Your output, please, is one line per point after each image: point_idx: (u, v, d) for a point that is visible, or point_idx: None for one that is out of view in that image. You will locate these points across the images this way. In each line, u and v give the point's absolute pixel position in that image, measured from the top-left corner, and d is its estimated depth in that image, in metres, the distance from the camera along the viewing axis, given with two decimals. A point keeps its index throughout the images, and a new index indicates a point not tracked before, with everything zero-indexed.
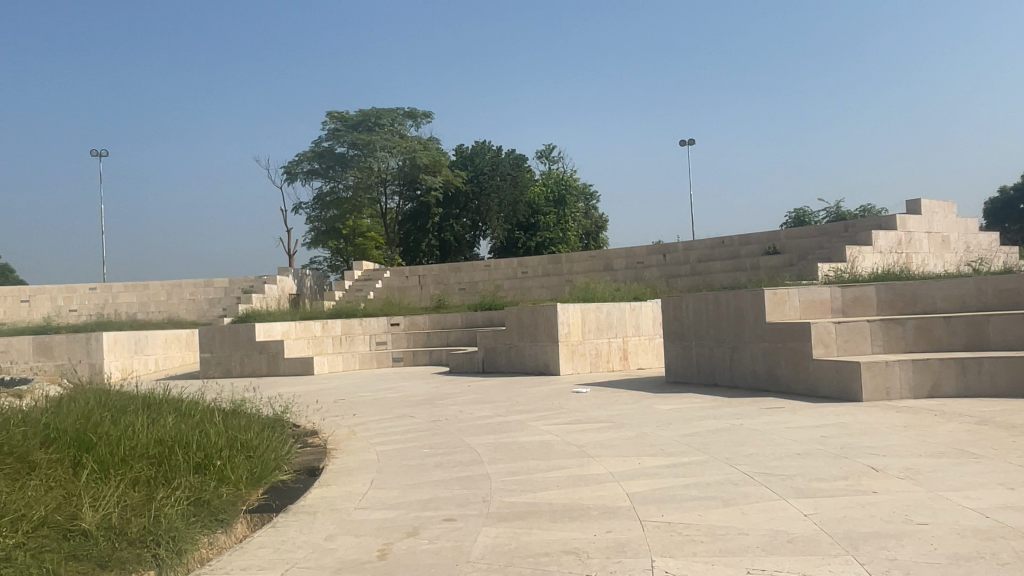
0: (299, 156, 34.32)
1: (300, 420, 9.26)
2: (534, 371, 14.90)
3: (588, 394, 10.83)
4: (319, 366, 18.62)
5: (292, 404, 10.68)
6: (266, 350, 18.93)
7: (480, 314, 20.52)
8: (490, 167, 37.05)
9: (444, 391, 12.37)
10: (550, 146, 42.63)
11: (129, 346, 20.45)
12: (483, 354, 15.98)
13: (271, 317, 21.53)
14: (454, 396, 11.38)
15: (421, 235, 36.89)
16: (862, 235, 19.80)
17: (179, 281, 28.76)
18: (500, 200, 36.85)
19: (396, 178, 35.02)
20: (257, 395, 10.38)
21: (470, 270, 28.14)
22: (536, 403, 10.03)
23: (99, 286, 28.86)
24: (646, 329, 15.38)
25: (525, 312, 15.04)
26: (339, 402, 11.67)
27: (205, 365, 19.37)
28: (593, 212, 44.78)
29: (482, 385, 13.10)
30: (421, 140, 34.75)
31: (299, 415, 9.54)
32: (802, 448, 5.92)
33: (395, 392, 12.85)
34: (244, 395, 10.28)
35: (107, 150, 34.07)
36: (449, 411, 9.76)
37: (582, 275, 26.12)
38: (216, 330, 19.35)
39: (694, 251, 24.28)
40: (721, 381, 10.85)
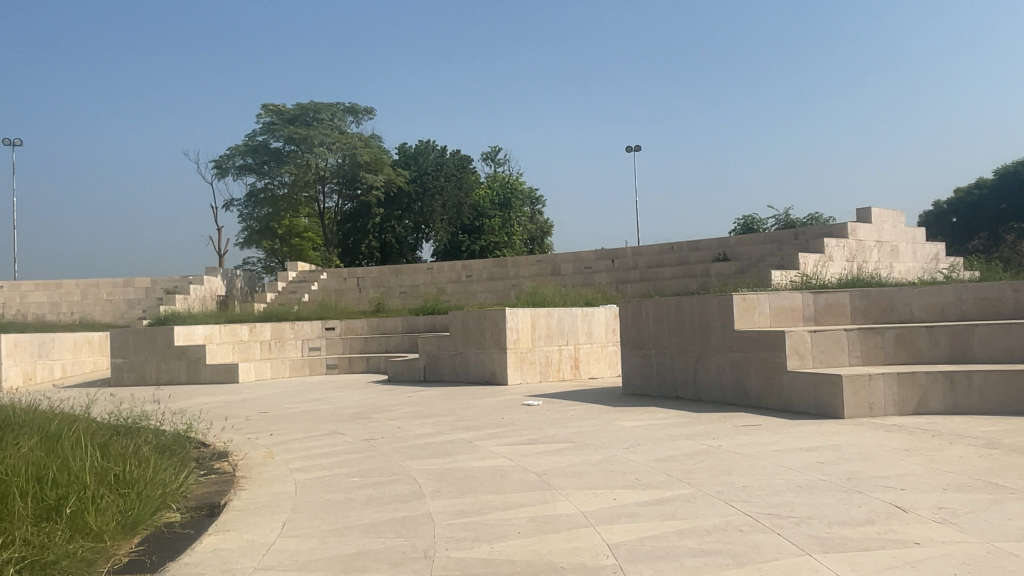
0: (230, 150, 32.51)
1: (209, 440, 7.97)
2: (479, 380, 13.84)
3: (541, 406, 9.85)
4: (245, 373, 17.14)
5: (202, 421, 9.33)
6: (186, 355, 17.36)
7: (421, 319, 19.33)
8: (434, 167, 35.89)
9: (382, 402, 11.22)
10: (496, 148, 41.67)
11: (33, 350, 18.55)
12: (425, 362, 14.84)
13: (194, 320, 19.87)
14: (392, 409, 10.23)
15: (361, 236, 35.42)
16: (814, 243, 19.42)
17: (95, 280, 26.63)
18: (444, 201, 35.67)
19: (334, 176, 33.48)
20: (163, 411, 9.00)
21: (411, 273, 26.90)
22: (483, 417, 8.98)
23: (5, 285, 26.50)
24: (599, 337, 14.52)
25: (470, 316, 13.99)
26: (261, 416, 10.37)
27: (117, 371, 17.66)
28: (539, 217, 44.02)
29: (423, 395, 11.98)
30: (362, 136, 33.30)
31: (208, 435, 8.23)
32: (803, 478, 5.05)
33: (326, 404, 11.61)
34: (147, 410, 8.89)
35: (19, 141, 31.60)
36: (385, 427, 8.62)
37: (529, 279, 25.22)
38: (130, 334, 17.65)
39: (643, 256, 23.63)
40: (683, 394, 10.00)
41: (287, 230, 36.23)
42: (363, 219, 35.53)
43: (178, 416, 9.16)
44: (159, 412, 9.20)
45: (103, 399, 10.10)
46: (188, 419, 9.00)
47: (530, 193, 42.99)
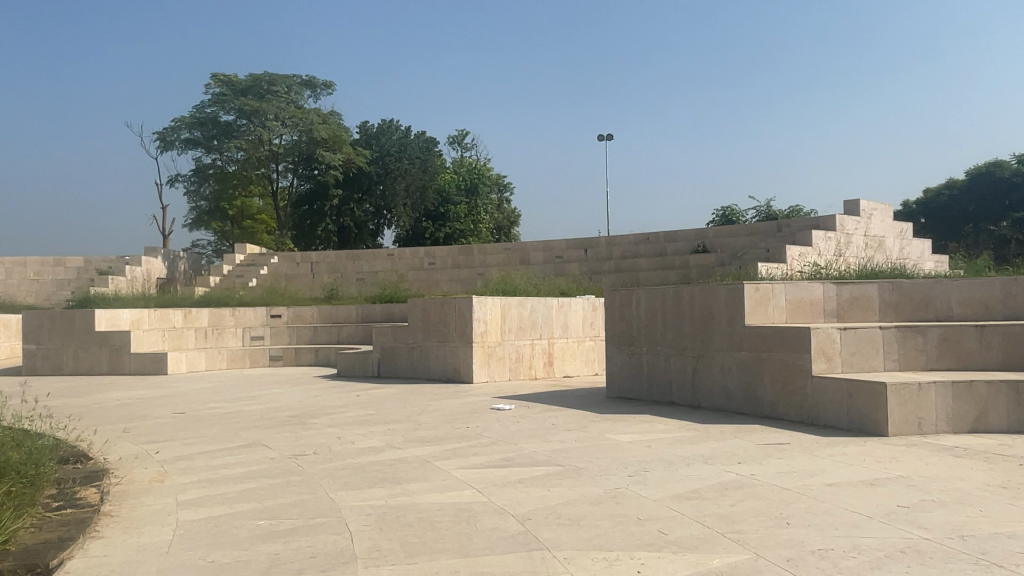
0: (176, 121, 30.14)
1: (91, 456, 6.21)
2: (440, 377, 12.21)
3: (513, 411, 8.27)
4: (176, 364, 15.22)
5: (93, 432, 7.52)
6: (108, 343, 15.38)
7: (377, 309, 17.62)
8: (397, 149, 34.05)
9: (325, 402, 9.52)
10: (462, 131, 39.77)
11: None
12: (379, 355, 13.15)
13: (122, 303, 17.78)
14: (335, 412, 8.56)
15: (317, 219, 33.43)
16: (801, 235, 18.16)
17: (21, 258, 24.15)
18: (407, 184, 33.86)
19: (289, 153, 31.37)
20: (39, 421, 7.16)
21: (369, 258, 25.11)
22: (444, 426, 7.37)
23: None
24: (575, 330, 13.04)
25: (431, 304, 12.36)
26: (177, 417, 8.60)
27: (29, 359, 15.57)
28: (505, 205, 42.42)
29: (375, 394, 10.31)
30: (320, 112, 31.20)
31: (90, 451, 6.43)
32: (898, 535, 3.58)
33: (260, 403, 9.87)
34: (18, 418, 7.05)
35: None
36: (322, 437, 6.96)
37: (495, 268, 23.63)
38: (45, 317, 15.55)
39: (618, 246, 22.19)
40: (680, 400, 8.53)
41: (238, 210, 33.97)
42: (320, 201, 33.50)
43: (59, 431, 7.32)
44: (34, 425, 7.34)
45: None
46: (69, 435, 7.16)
47: (498, 180, 41.35)
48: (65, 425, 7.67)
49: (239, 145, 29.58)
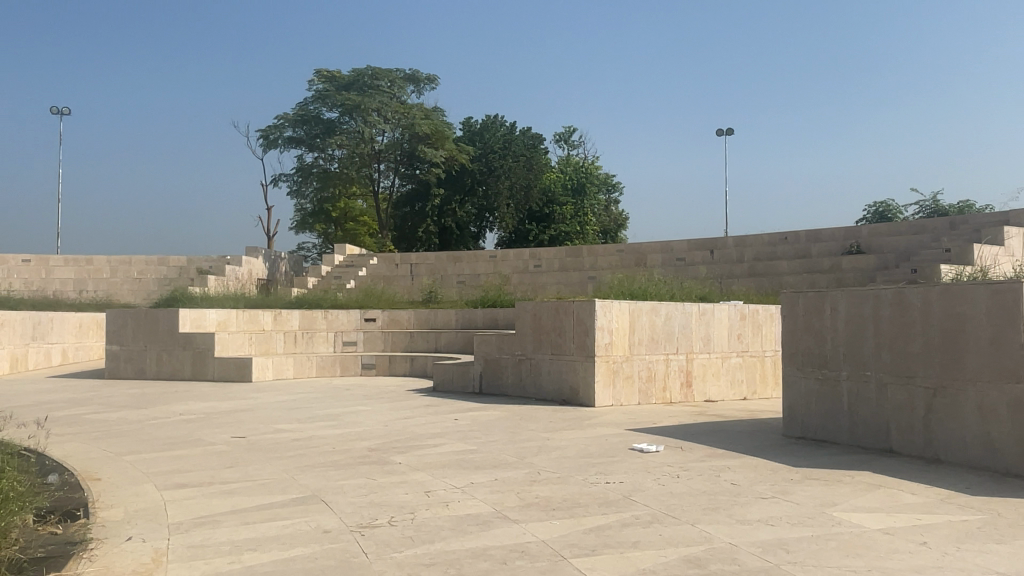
0: (280, 119, 29.35)
1: (79, 514, 4.44)
2: (555, 398, 10.01)
3: (665, 456, 6.00)
4: (261, 371, 13.74)
5: (117, 467, 5.77)
6: (191, 345, 14.14)
7: (478, 314, 15.76)
8: (502, 145, 32.37)
9: (416, 429, 7.57)
10: (570, 128, 37.70)
11: (25, 331, 15.65)
12: (480, 368, 11.16)
13: (212, 302, 16.61)
14: (426, 445, 6.55)
15: (419, 220, 32.11)
16: (989, 233, 14.94)
17: (126, 257, 23.76)
18: (511, 182, 32.14)
19: (391, 151, 30.13)
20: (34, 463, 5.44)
21: (471, 259, 23.38)
22: (574, 478, 5.20)
23: (34, 258, 23.40)
24: (719, 343, 10.61)
25: (544, 309, 10.26)
26: (231, 444, 6.82)
27: (113, 361, 14.60)
28: (613, 207, 40.04)
29: (478, 419, 8.29)
30: (423, 107, 29.79)
31: (83, 506, 4.59)
32: None
33: (338, 425, 8.03)
34: (11, 455, 5.37)
35: (67, 111, 29.65)
36: (404, 489, 4.96)
37: (608, 271, 21.41)
38: (129, 316, 14.55)
39: (750, 247, 19.46)
40: (903, 449, 6.05)
41: (342, 212, 33.19)
42: (421, 201, 32.15)
43: (65, 471, 5.55)
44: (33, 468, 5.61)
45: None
46: (76, 476, 5.39)
47: (607, 179, 39.06)
48: (82, 463, 5.95)
49: (341, 142, 28.48)
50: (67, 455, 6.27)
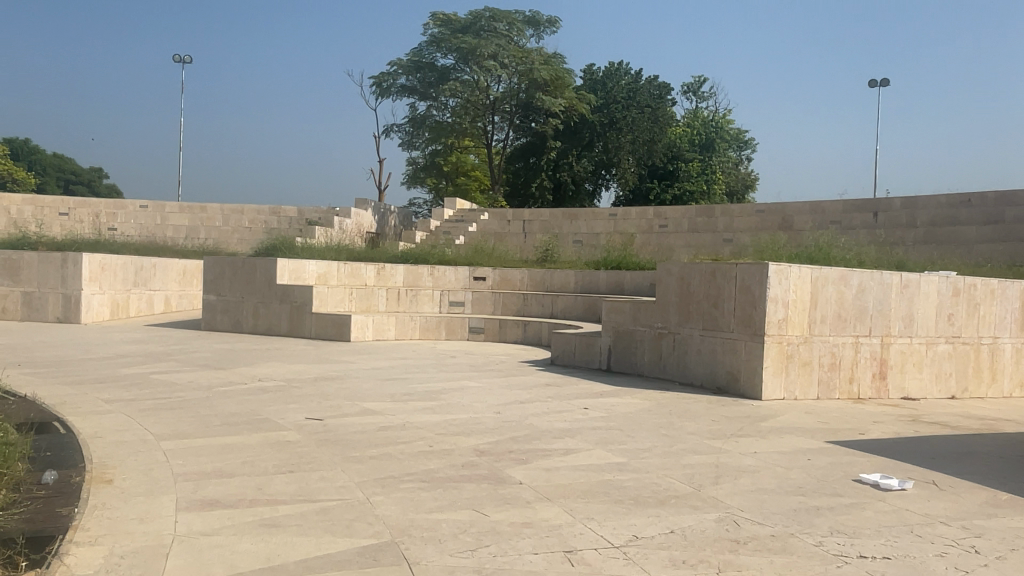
0: (394, 66, 27.99)
1: (35, 553, 2.95)
2: (706, 384, 7.97)
3: (922, 503, 3.93)
4: (361, 330, 12.37)
5: (142, 463, 4.25)
6: (288, 299, 12.92)
7: (601, 278, 13.83)
8: (626, 94, 29.83)
9: (538, 422, 5.77)
10: (700, 78, 34.54)
11: (126, 277, 15.05)
12: (609, 342, 9.25)
13: (313, 254, 15.43)
14: (553, 453, 4.73)
15: (533, 174, 30.19)
16: None
17: (238, 206, 23.21)
18: (634, 135, 29.59)
19: (506, 99, 28.23)
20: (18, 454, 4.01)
21: (589, 216, 21.35)
22: (803, 544, 3.22)
23: (150, 204, 23.09)
24: (923, 325, 8.26)
25: (695, 272, 8.16)
26: (300, 429, 5.25)
27: (210, 312, 13.63)
28: (743, 167, 36.74)
29: (617, 411, 6.41)
30: (543, 50, 27.54)
31: (52, 544, 3.02)
32: None
33: (441, 408, 6.37)
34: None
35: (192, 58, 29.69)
36: (531, 542, 3.15)
37: (746, 233, 18.86)
38: (226, 264, 13.52)
39: (925, 209, 16.37)
40: None
41: (454, 166, 31.80)
42: (537, 154, 30.15)
43: (76, 468, 4.07)
44: (36, 461, 4.21)
45: (7, 417, 5.33)
46: (83, 478, 3.88)
47: (737, 135, 35.74)
48: (107, 452, 4.50)
49: (455, 89, 26.79)
50: (97, 437, 4.87)
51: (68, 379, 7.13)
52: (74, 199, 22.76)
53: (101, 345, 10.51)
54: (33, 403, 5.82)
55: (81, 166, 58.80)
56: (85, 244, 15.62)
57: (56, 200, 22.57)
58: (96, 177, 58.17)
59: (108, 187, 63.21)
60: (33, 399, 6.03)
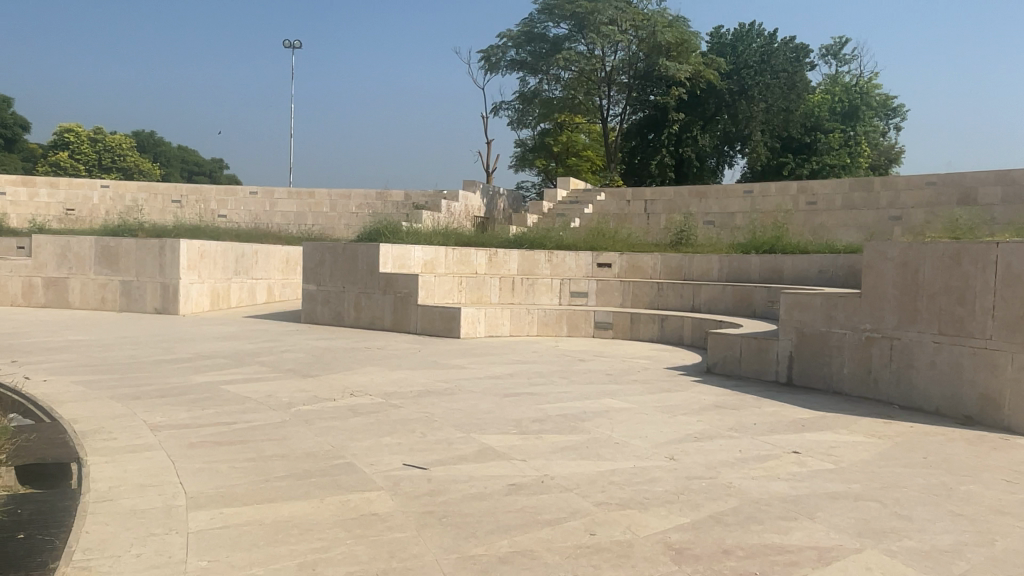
0: (504, 38, 26.27)
1: None
2: (945, 411, 5.79)
3: None
4: (472, 325, 10.78)
5: (138, 568, 2.65)
6: (392, 289, 11.49)
7: (753, 263, 11.65)
8: (759, 58, 27.03)
9: (741, 483, 3.85)
10: (839, 41, 31.04)
11: (227, 265, 14.14)
12: (789, 348, 7.17)
13: (419, 239, 13.99)
14: (805, 562, 2.82)
15: (652, 151, 27.79)
16: None
17: (346, 191, 22.30)
18: (767, 104, 26.68)
19: (624, 69, 25.94)
20: None
21: (721, 194, 18.98)
22: None
23: (260, 191, 22.51)
24: None
25: (926, 255, 5.95)
26: (396, 490, 3.57)
27: (309, 303, 12.42)
28: (886, 139, 32.94)
29: (848, 460, 4.40)
30: (665, 12, 24.93)
31: None
32: None
33: (591, 445, 4.55)
34: None
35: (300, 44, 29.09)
36: None
37: (915, 210, 15.99)
38: (327, 251, 12.22)
39: None
40: None
41: (565, 146, 29.83)
42: (657, 128, 27.75)
43: None
44: None
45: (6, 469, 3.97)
46: None
47: (884, 102, 31.93)
48: (104, 535, 2.94)
49: (569, 59, 24.79)
50: (107, 498, 3.36)
51: (124, 391, 5.81)
52: (186, 186, 22.45)
53: (189, 341, 9.38)
54: (56, 439, 4.47)
55: (203, 157, 61.01)
56: (186, 231, 14.85)
57: (169, 188, 22.34)
58: (218, 168, 60.38)
59: (228, 176, 65.30)
60: (67, 425, 4.68)
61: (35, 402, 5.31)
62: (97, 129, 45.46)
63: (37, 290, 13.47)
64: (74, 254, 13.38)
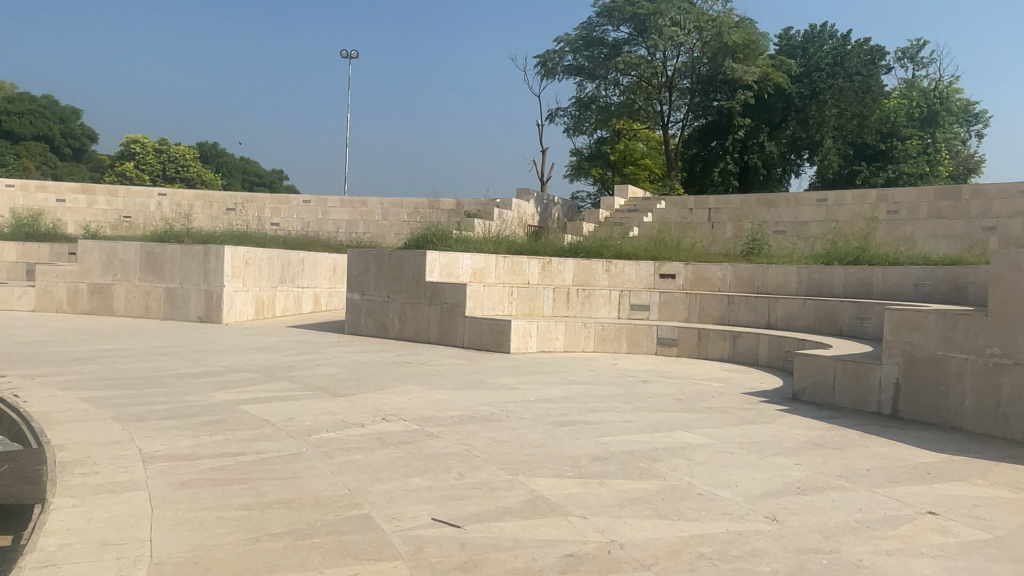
0: (561, 43, 25.49)
1: None
2: None
3: None
4: (524, 339, 9.95)
5: None
6: (439, 299, 10.75)
7: (835, 275, 10.52)
8: (831, 61, 25.76)
9: (874, 562, 2.90)
10: (917, 43, 29.38)
11: (273, 273, 13.68)
12: (895, 375, 6.12)
13: (469, 246, 13.26)
14: None
15: (715, 158, 26.62)
16: None
17: (399, 199, 21.81)
18: (840, 109, 25.26)
19: (687, 73, 24.89)
20: None
21: (792, 203, 17.76)
22: None
23: (313, 199, 22.20)
24: None
25: None
26: (418, 562, 2.74)
27: (353, 313, 11.77)
28: (967, 147, 31.00)
29: (1006, 529, 3.39)
30: (732, 13, 23.84)
31: None
32: None
33: (668, 497, 3.64)
34: None
35: (358, 53, 28.96)
36: None
37: (1013, 220, 14.53)
38: (372, 258, 11.57)
39: None
40: None
41: (622, 154, 28.83)
42: (721, 135, 26.58)
43: None
44: None
45: None
46: None
47: (964, 108, 30.07)
48: None
49: (629, 63, 23.88)
50: (50, 562, 2.62)
51: (131, 410, 5.16)
52: (241, 194, 22.30)
53: (224, 352, 8.80)
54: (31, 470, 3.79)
55: (264, 168, 62.14)
56: (233, 237, 14.45)
57: (223, 195, 22.22)
58: (278, 178, 61.36)
59: (287, 186, 66.35)
60: (49, 453, 4.01)
61: (29, 422, 4.68)
62: (162, 140, 46.48)
63: (82, 297, 13.21)
64: (119, 260, 13.09)
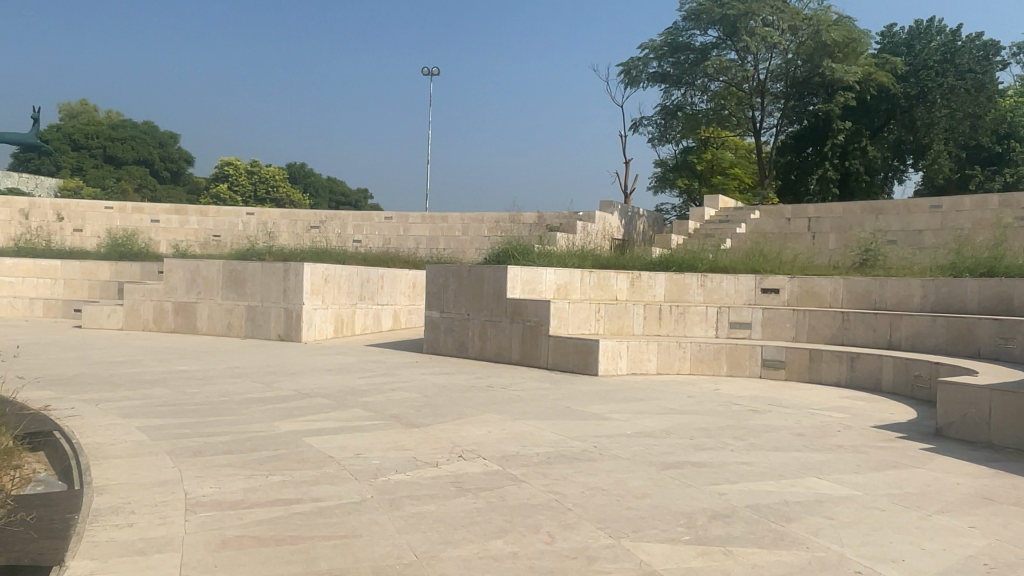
0: (646, 49, 24.65)
1: None
2: None
3: None
4: (613, 360, 9.19)
5: None
6: (521, 316, 10.12)
7: (968, 288, 9.30)
8: (940, 57, 23.80)
9: None
10: None
11: (352, 290, 13.41)
12: None
13: (551, 261, 12.61)
14: None
15: (812, 165, 24.98)
16: None
17: (479, 214, 21.42)
18: (950, 109, 23.37)
19: (780, 76, 23.52)
20: None
21: (903, 210, 16.30)
22: None
23: (394, 215, 22.09)
24: None
25: None
26: None
27: (432, 331, 11.28)
28: None
29: None
30: (830, 10, 22.38)
31: None
32: None
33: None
34: None
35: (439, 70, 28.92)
36: None
37: None
38: (452, 274, 11.07)
39: None
40: None
41: (710, 163, 27.57)
42: (818, 141, 24.95)
43: None
44: None
45: None
46: None
47: None
48: None
49: (719, 67, 22.77)
50: None
51: (188, 443, 4.72)
52: (324, 212, 22.41)
53: (298, 373, 8.43)
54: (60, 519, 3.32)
55: (349, 187, 63.52)
56: (313, 254, 14.29)
57: (307, 213, 22.40)
58: (363, 197, 62.63)
59: (371, 205, 67.64)
60: (87, 497, 3.56)
61: (77, 456, 4.29)
62: (254, 162, 48.10)
63: (167, 315, 13.28)
64: (202, 278, 13.10)
